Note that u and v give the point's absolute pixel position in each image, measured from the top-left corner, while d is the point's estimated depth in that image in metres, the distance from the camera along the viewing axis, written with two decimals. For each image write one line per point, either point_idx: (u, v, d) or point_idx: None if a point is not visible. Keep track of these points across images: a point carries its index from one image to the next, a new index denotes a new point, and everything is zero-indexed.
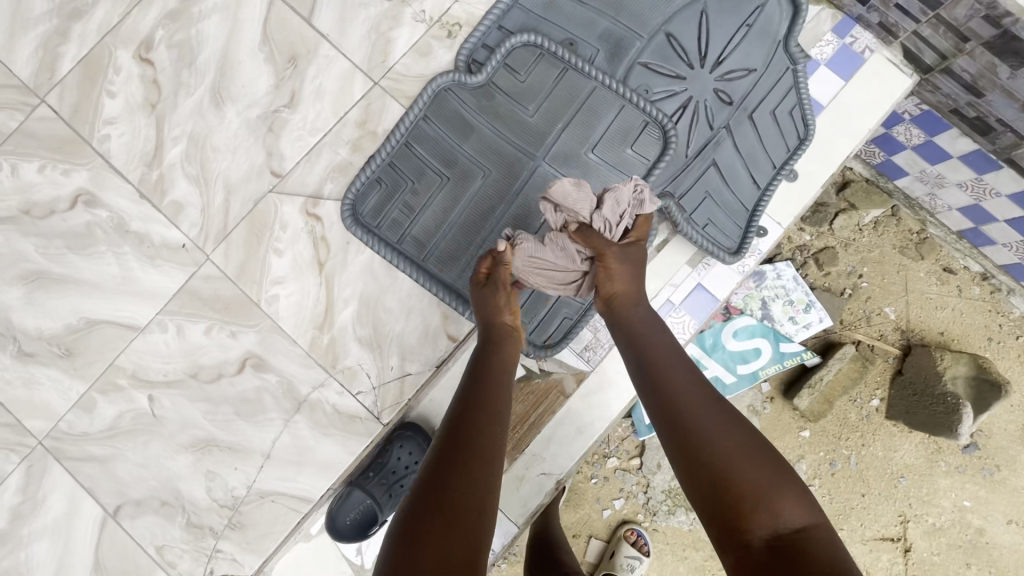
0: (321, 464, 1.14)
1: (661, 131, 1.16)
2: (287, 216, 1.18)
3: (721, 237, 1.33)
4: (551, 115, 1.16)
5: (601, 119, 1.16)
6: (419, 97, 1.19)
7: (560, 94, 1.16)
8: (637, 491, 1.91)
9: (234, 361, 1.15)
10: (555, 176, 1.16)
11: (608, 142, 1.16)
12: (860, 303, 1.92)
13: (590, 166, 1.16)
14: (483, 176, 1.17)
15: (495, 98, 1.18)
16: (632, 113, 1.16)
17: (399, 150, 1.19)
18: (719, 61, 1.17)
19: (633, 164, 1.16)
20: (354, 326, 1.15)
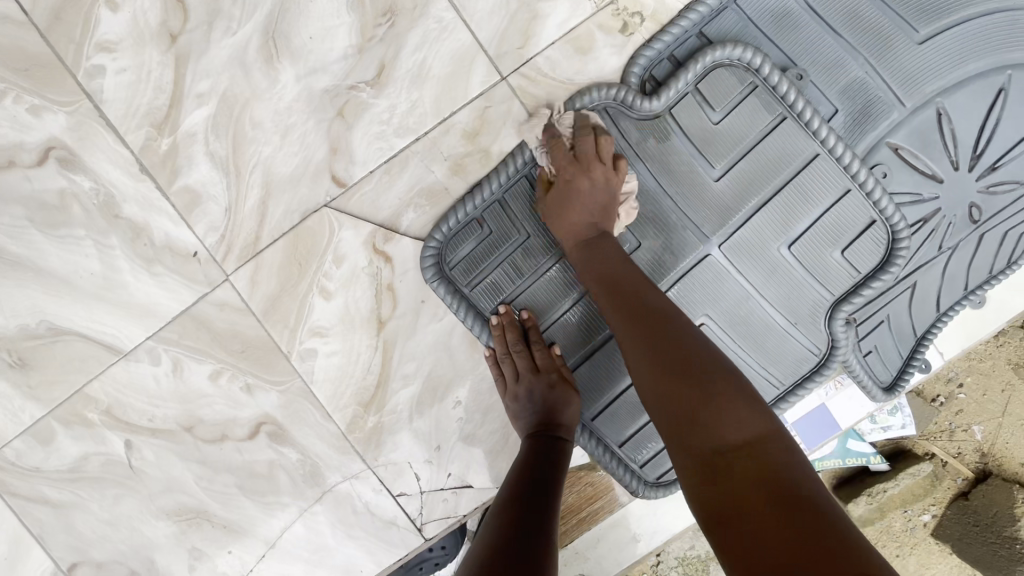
0: (337, 568, 0.90)
1: (886, 238, 0.81)
2: (345, 246, 0.85)
3: (879, 369, 1.05)
4: (744, 180, 0.80)
5: (812, 204, 0.80)
6: (564, 112, 0.82)
7: (764, 155, 0.79)
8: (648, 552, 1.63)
9: (245, 423, 0.87)
10: (729, 270, 0.82)
11: (811, 238, 0.81)
12: (949, 415, 1.69)
13: (778, 267, 0.82)
14: (628, 249, 0.83)
15: (668, 137, 0.81)
16: (855, 205, 0.80)
17: (518, 183, 0.84)
18: (994, 166, 0.83)
19: (835, 275, 0.83)
20: (411, 412, 0.87)
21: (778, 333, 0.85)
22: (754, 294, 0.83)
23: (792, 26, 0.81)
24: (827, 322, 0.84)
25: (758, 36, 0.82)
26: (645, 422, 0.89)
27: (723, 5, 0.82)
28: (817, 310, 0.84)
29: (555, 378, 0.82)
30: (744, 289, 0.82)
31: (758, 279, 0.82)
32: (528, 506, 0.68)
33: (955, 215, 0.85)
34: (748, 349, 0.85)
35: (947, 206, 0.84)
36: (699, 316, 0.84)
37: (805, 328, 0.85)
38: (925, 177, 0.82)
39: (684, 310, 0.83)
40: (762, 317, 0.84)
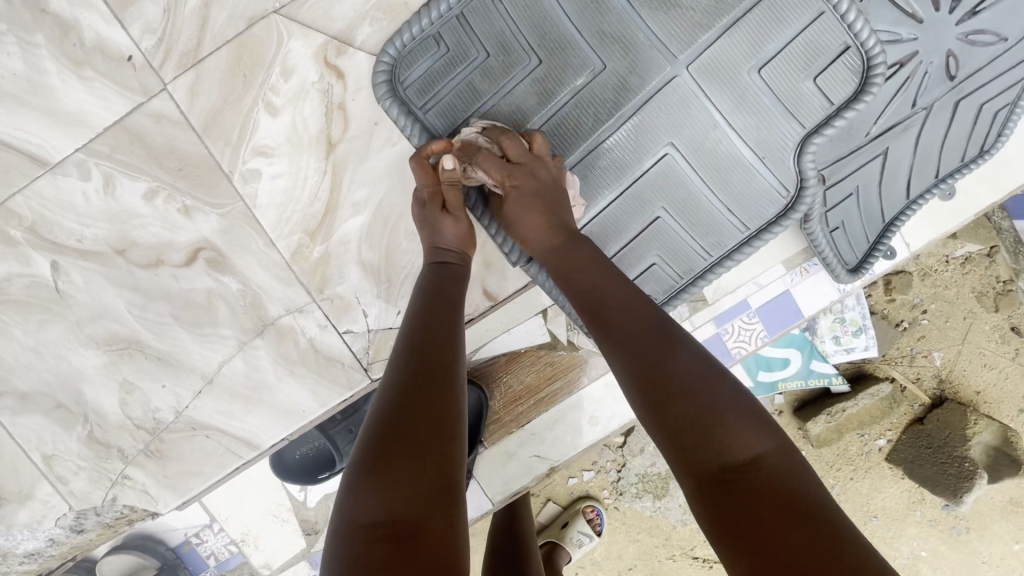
0: (277, 408, 0.87)
1: (860, 65, 0.79)
2: (295, 58, 0.79)
3: (844, 249, 1.04)
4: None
5: (784, 27, 0.78)
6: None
7: None
8: (611, 467, 1.64)
9: (182, 248, 0.83)
10: (697, 95, 0.80)
11: (782, 64, 0.79)
12: (912, 341, 1.71)
13: (748, 92, 0.80)
14: (591, 72, 0.80)
15: None
16: (829, 28, 0.78)
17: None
18: (973, 12, 0.81)
19: (807, 104, 0.80)
20: (361, 244, 0.83)
21: (745, 170, 0.83)
22: (722, 124, 0.81)
23: None
24: (796, 158, 0.82)
25: None
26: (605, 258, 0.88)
27: None
28: (786, 148, 0.82)
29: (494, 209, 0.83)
30: (711, 119, 0.81)
31: (725, 109, 0.81)
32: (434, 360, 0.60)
33: (931, 63, 0.83)
34: (710, 182, 0.84)
35: (925, 50, 0.81)
36: (662, 145, 0.82)
37: (772, 163, 0.83)
38: (904, 15, 0.79)
39: (647, 138, 0.82)
40: (727, 150, 0.82)
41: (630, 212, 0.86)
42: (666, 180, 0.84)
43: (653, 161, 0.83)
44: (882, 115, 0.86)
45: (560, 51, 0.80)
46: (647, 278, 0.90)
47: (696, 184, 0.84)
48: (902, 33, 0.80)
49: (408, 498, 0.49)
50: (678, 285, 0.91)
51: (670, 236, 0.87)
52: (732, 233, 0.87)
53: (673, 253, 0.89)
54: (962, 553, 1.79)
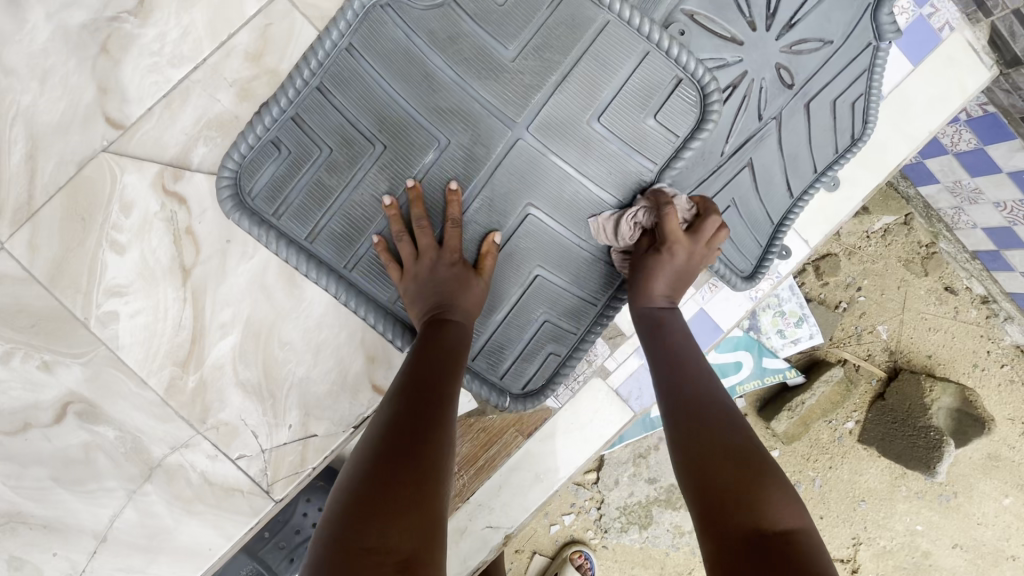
0: (182, 551, 0.81)
1: (695, 96, 0.82)
2: (132, 192, 0.77)
3: (738, 260, 1.02)
4: (539, 59, 0.80)
5: (613, 72, 0.81)
6: (340, 15, 0.79)
7: (555, 29, 0.79)
8: (590, 506, 1.59)
9: (49, 405, 0.78)
10: (543, 152, 0.83)
11: (619, 110, 0.82)
12: (854, 320, 1.72)
13: (591, 141, 0.83)
14: (437, 148, 0.82)
15: (458, 27, 0.81)
16: (657, 65, 0.81)
17: (309, 98, 0.80)
18: (790, 25, 0.83)
19: (652, 140, 0.84)
20: (236, 365, 0.80)
21: (608, 213, 0.86)
22: (575, 175, 0.84)
23: None
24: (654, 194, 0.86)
25: None
26: (489, 328, 0.86)
27: None
28: (642, 183, 0.85)
29: (373, 295, 0.82)
30: (564, 173, 0.84)
31: (573, 160, 0.83)
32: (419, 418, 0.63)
33: (763, 78, 0.84)
34: (576, 230, 0.86)
35: (753, 68, 0.83)
36: (522, 206, 0.84)
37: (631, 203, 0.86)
38: (725, 41, 0.81)
39: (505, 201, 0.84)
40: (585, 197, 0.85)
41: (506, 276, 0.86)
42: (535, 239, 0.85)
43: (517, 222, 0.84)
44: (730, 133, 0.87)
45: (403, 134, 0.82)
46: (543, 336, 0.88)
47: (564, 236, 0.86)
48: (727, 58, 0.82)
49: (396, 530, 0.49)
50: (577, 336, 0.90)
51: (550, 289, 0.87)
52: (613, 274, 0.88)
53: (562, 307, 0.88)
54: (957, 518, 1.77)
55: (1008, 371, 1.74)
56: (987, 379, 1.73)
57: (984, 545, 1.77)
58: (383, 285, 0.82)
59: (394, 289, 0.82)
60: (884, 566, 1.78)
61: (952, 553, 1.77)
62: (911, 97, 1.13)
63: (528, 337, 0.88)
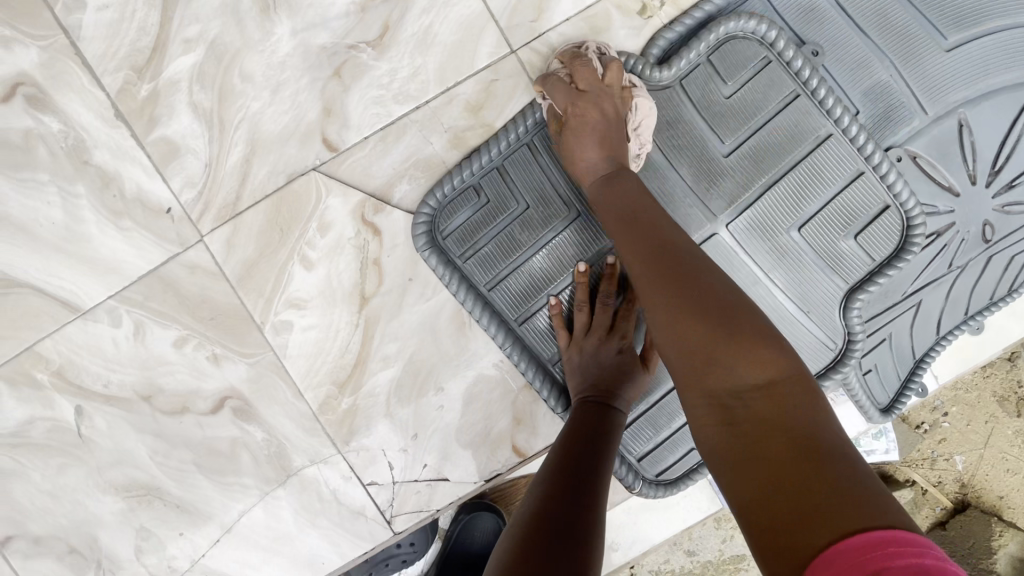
0: (294, 559, 0.84)
1: (902, 228, 0.80)
2: (332, 213, 0.79)
3: (876, 390, 1.01)
4: (754, 160, 0.79)
5: (825, 185, 0.79)
6: (569, 77, 0.78)
7: (774, 135, 0.79)
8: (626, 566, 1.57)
9: (209, 395, 0.81)
10: (736, 250, 0.80)
11: (822, 222, 0.79)
12: (932, 445, 1.56)
13: (787, 250, 0.80)
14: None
15: (678, 109, 0.79)
16: (869, 188, 0.79)
17: (518, 150, 0.80)
18: (1011, 185, 0.80)
19: (849, 261, 0.81)
20: (389, 396, 0.81)
21: (789, 321, 0.83)
22: (764, 279, 0.81)
23: (815, 14, 0.79)
24: (841, 311, 0.82)
25: (783, 22, 0.79)
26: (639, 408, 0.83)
27: None
28: (832, 299, 0.82)
29: (535, 353, 0.81)
30: (753, 275, 0.81)
31: (768, 261, 0.80)
32: (576, 478, 0.61)
33: (968, 232, 0.82)
34: None
35: (961, 221, 0.81)
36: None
37: (818, 317, 0.82)
38: (941, 189, 0.80)
39: None
40: (770, 303, 0.82)
41: None
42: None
43: None
44: (918, 275, 0.86)
45: None
46: (688, 432, 0.85)
47: None
48: (939, 205, 0.80)
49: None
50: None
51: None
52: None
53: None
54: None
55: None
56: None
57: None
58: (549, 346, 0.82)
59: (557, 351, 0.81)
60: None
61: None
62: None
63: (672, 428, 0.84)
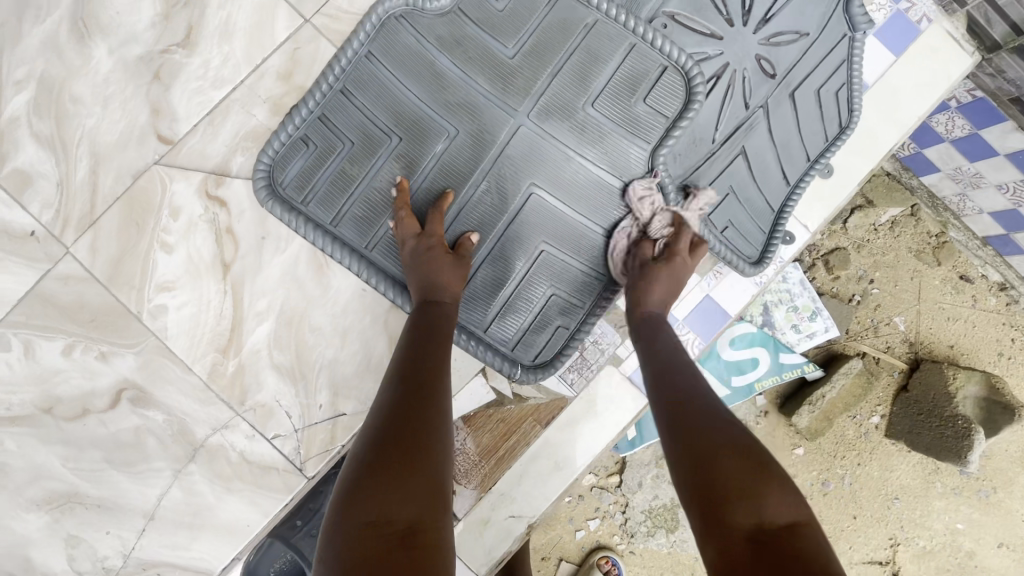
0: (221, 528, 0.87)
1: (682, 82, 0.89)
2: (180, 198, 0.87)
3: (741, 245, 1.06)
4: (536, 57, 0.87)
5: (604, 62, 0.88)
6: (363, 23, 0.86)
7: (550, 30, 0.87)
8: (615, 510, 1.55)
9: (105, 392, 0.86)
10: (543, 137, 0.88)
11: (611, 94, 0.88)
12: (869, 312, 1.73)
13: (588, 126, 0.88)
14: (446, 138, 0.87)
15: (460, 31, 0.87)
16: (644, 56, 0.88)
17: (333, 98, 0.87)
18: (765, 20, 0.93)
19: (645, 124, 0.90)
20: (271, 350, 0.87)
21: (607, 189, 0.91)
22: (575, 156, 0.89)
23: None
24: (650, 169, 0.91)
25: None
26: (505, 296, 0.92)
27: None
28: (639, 161, 0.91)
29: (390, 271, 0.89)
30: (564, 153, 0.89)
31: (572, 139, 0.88)
32: (426, 397, 0.66)
33: (745, 68, 0.94)
34: (580, 209, 0.91)
35: (734, 59, 0.93)
36: (526, 186, 0.89)
37: (632, 180, 0.91)
38: (705, 36, 0.91)
39: (511, 182, 0.89)
40: (588, 177, 0.90)
41: (511, 252, 0.91)
42: (539, 215, 0.90)
43: (521, 202, 0.89)
44: (719, 120, 0.96)
45: (415, 126, 0.87)
46: (551, 310, 0.94)
47: (566, 212, 0.90)
48: (709, 50, 0.92)
49: (397, 501, 0.53)
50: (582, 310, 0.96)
51: (557, 265, 0.92)
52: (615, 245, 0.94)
53: (563, 278, 0.93)
54: (999, 515, 1.77)
55: None
56: (1015, 367, 1.72)
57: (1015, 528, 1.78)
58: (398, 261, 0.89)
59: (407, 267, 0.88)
60: (925, 567, 1.78)
61: (998, 553, 1.77)
62: (898, 85, 1.20)
63: (536, 309, 0.93)
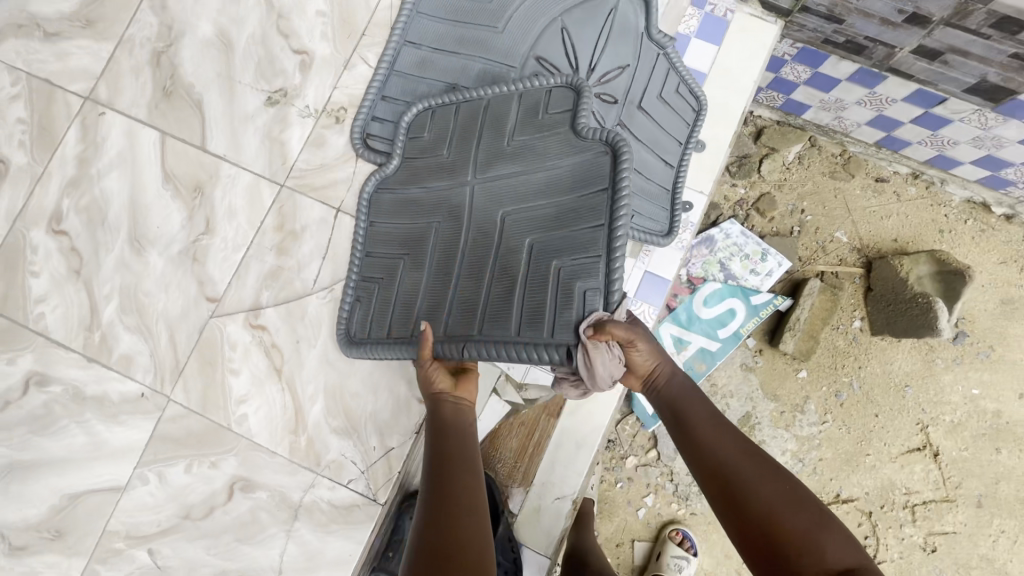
0: (332, 563, 1.13)
1: (569, 88, 1.03)
2: (234, 335, 1.20)
3: (651, 224, 1.35)
4: (462, 142, 1.09)
5: (499, 113, 1.07)
6: (358, 209, 1.20)
7: (461, 124, 1.11)
8: (664, 481, 1.92)
9: (222, 489, 1.16)
10: (491, 180, 1.02)
11: (522, 124, 1.04)
12: (813, 237, 1.98)
13: (516, 150, 1.01)
14: (435, 228, 1.07)
15: (414, 166, 1.16)
16: (525, 92, 1.07)
17: (363, 261, 1.18)
18: (592, 68, 1.25)
19: (561, 121, 1.00)
20: (327, 419, 1.17)
21: (554, 171, 0.96)
22: (523, 173, 0.99)
23: (430, 63, 1.27)
24: (587, 138, 0.94)
25: (415, 79, 1.27)
26: (520, 291, 0.90)
27: (386, 77, 1.28)
28: (573, 142, 0.96)
29: (436, 330, 0.99)
30: (512, 176, 1.00)
31: (515, 166, 1.00)
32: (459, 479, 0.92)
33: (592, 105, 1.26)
34: (549, 198, 0.95)
35: None
36: (498, 216, 0.98)
37: (580, 151, 0.94)
38: None
39: (483, 217, 1.00)
40: (545, 177, 0.97)
41: (507, 251, 0.94)
42: (518, 220, 0.96)
43: (496, 228, 0.97)
44: None
45: (413, 238, 1.10)
46: (569, 275, 0.87)
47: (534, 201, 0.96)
48: None
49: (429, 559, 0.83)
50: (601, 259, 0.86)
51: (552, 245, 0.91)
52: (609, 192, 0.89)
53: (574, 254, 0.88)
54: (1004, 369, 1.92)
55: (971, 223, 1.95)
56: (957, 239, 1.94)
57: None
58: (440, 318, 1.00)
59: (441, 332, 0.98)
60: (961, 439, 1.91)
61: (1021, 403, 1.91)
62: (728, 65, 1.54)
63: (555, 295, 0.87)
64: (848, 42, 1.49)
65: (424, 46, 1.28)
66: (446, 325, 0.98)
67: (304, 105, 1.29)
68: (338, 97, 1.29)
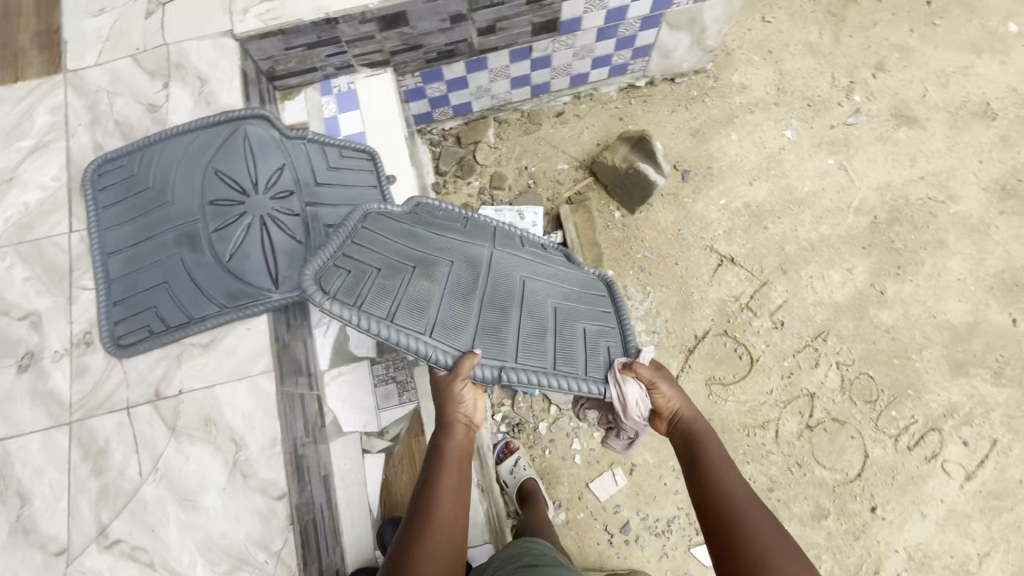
0: None
1: (562, 256, 1.49)
2: (94, 566, 1.26)
3: None
4: (454, 227, 1.35)
5: (452, 222, 1.38)
6: (349, 218, 1.25)
7: (445, 220, 1.39)
8: (576, 421, 2.13)
9: None
10: (497, 251, 1.30)
11: (513, 244, 1.37)
12: (546, 179, 2.39)
13: (497, 242, 1.34)
14: (446, 265, 1.22)
15: (415, 219, 1.36)
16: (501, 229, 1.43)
17: (352, 243, 1.21)
18: (256, 183, 1.52)
19: (546, 260, 1.39)
20: (213, 569, 1.25)
21: (540, 265, 1.34)
22: (521, 262, 1.32)
23: (135, 256, 1.46)
24: (599, 279, 1.42)
25: (130, 275, 1.46)
26: (552, 336, 1.21)
27: (107, 289, 1.46)
28: (538, 260, 1.36)
29: (461, 353, 1.13)
30: (519, 262, 1.31)
31: (522, 253, 1.35)
32: (452, 498, 1.06)
33: (274, 206, 1.51)
34: (552, 282, 1.32)
35: (264, 210, 1.49)
36: (515, 279, 1.26)
37: (574, 281, 1.36)
38: (240, 219, 1.46)
39: (512, 283, 1.25)
40: (540, 276, 1.31)
41: (535, 296, 1.25)
42: (540, 277, 1.31)
43: (486, 278, 1.23)
44: (293, 233, 1.50)
45: (417, 259, 1.21)
46: (593, 337, 1.26)
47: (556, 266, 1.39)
48: (247, 221, 1.47)
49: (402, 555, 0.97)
50: (614, 327, 1.31)
51: (569, 309, 1.27)
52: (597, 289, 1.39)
53: (572, 312, 1.27)
54: (728, 174, 2.41)
55: (634, 101, 2.47)
56: (633, 116, 2.45)
57: (741, 169, 2.42)
58: (456, 339, 1.14)
59: (450, 357, 1.13)
60: (739, 237, 2.33)
61: (753, 187, 2.39)
62: (374, 116, 1.90)
63: (580, 340, 1.23)
64: (439, 53, 1.94)
65: (123, 249, 1.48)
66: (461, 348, 1.14)
67: (53, 351, 1.43)
68: (78, 326, 1.45)
